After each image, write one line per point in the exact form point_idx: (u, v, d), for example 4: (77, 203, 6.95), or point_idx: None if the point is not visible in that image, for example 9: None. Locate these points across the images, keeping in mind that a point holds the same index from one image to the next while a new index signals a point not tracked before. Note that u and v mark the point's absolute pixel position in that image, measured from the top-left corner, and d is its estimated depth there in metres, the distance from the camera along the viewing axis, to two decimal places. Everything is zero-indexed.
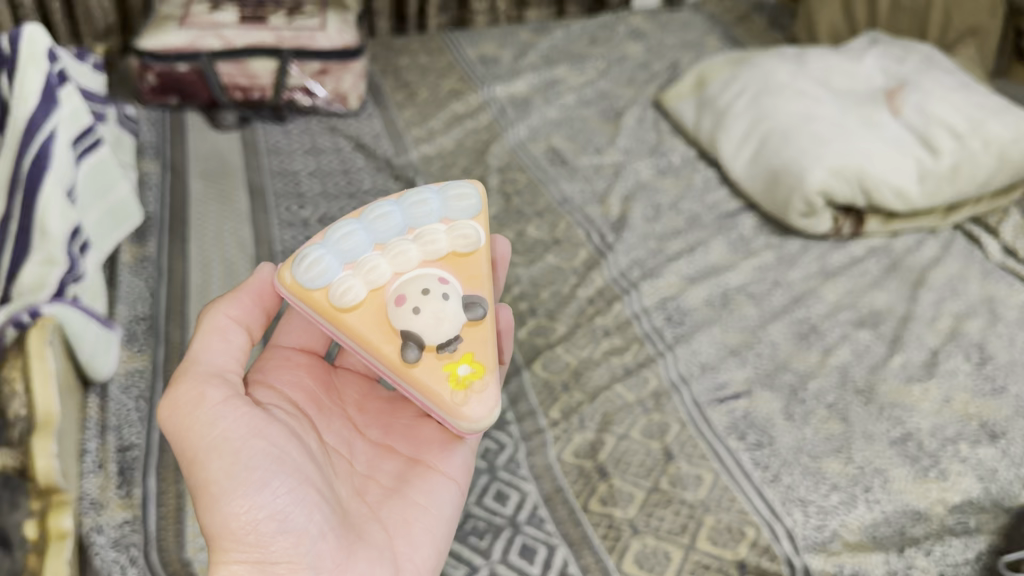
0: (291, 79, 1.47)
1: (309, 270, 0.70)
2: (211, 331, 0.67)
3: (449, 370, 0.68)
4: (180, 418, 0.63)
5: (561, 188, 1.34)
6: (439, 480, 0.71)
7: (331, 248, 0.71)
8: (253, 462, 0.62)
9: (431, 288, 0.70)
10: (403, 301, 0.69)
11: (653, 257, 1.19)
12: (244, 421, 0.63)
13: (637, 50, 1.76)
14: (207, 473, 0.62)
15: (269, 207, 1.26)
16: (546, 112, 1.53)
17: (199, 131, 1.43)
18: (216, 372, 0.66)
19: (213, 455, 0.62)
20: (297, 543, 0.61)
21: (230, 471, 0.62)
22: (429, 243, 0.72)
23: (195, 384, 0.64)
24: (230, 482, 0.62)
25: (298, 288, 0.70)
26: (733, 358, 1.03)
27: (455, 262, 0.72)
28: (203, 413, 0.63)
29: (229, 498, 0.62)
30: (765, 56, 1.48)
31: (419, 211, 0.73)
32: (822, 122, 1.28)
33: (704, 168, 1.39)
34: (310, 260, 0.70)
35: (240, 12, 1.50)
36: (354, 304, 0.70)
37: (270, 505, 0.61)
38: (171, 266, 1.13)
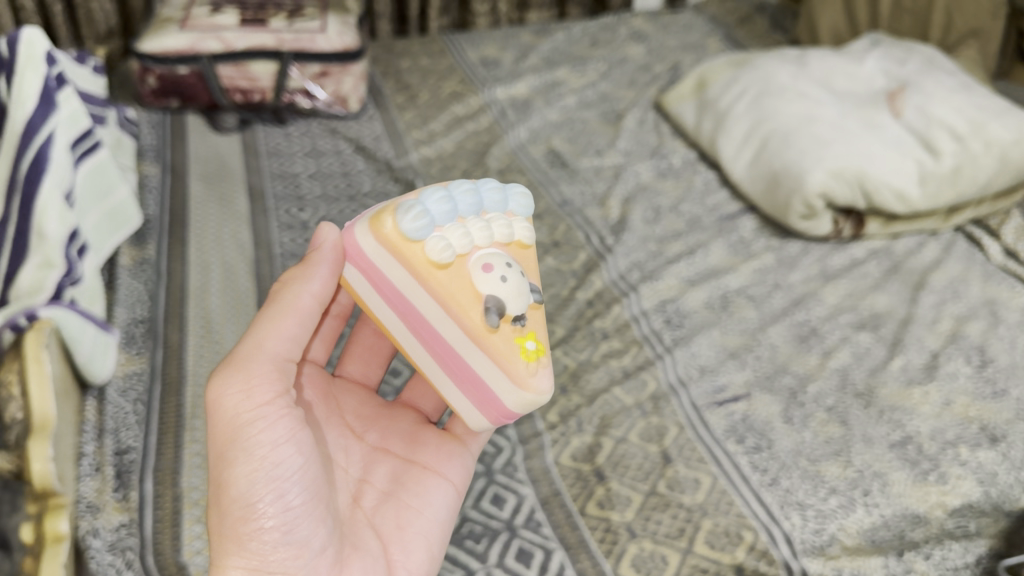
0: (291, 81, 1.48)
1: (411, 219, 0.65)
2: (286, 309, 0.65)
3: (520, 343, 0.65)
4: (223, 410, 0.62)
5: (561, 190, 1.33)
6: (436, 482, 0.72)
7: (429, 206, 0.66)
8: (279, 472, 0.62)
9: (512, 263, 0.67)
10: (492, 268, 0.65)
11: (653, 260, 1.19)
12: (282, 426, 0.62)
13: (639, 52, 1.76)
14: (229, 473, 0.62)
15: (269, 210, 1.26)
16: (546, 114, 1.53)
17: (199, 134, 1.43)
18: (276, 362, 0.64)
19: (242, 455, 0.61)
20: (296, 557, 0.63)
21: (253, 476, 0.61)
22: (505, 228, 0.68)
23: (246, 378, 0.62)
24: (252, 488, 0.62)
25: (399, 237, 0.65)
26: (732, 361, 1.03)
27: (520, 252, 0.69)
28: (243, 413, 0.61)
29: (246, 504, 0.62)
30: (766, 58, 1.47)
31: (500, 191, 0.70)
32: (823, 124, 1.28)
33: (705, 170, 1.38)
34: (415, 210, 0.65)
35: (240, 15, 1.50)
36: (446, 263, 0.64)
37: (281, 517, 0.62)
38: (170, 268, 1.13)
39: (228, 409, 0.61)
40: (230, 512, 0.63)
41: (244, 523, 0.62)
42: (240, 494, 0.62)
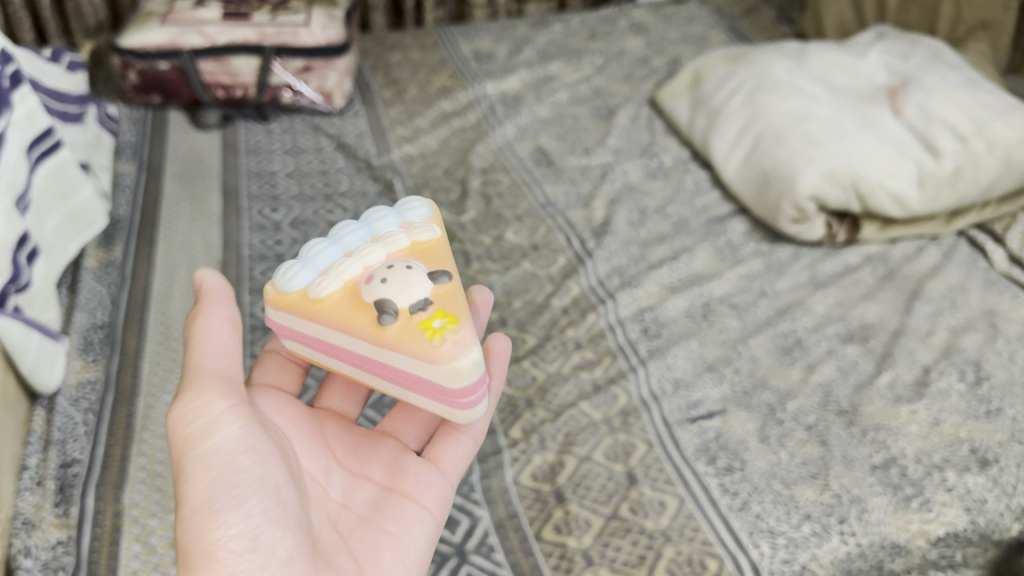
0: (274, 77, 1.44)
1: (287, 276, 0.71)
2: (202, 336, 0.69)
3: (424, 324, 0.67)
4: (184, 432, 0.65)
5: (545, 191, 1.29)
6: (411, 507, 0.72)
7: (310, 258, 0.72)
8: (237, 479, 0.63)
9: (395, 263, 0.70)
10: (372, 278, 0.69)
11: (634, 265, 1.14)
12: (241, 431, 0.65)
13: (637, 44, 1.70)
14: (192, 485, 0.63)
15: (242, 210, 1.23)
16: (536, 111, 1.48)
17: (180, 132, 1.41)
18: (218, 378, 0.68)
19: (200, 465, 0.63)
20: (262, 567, 0.61)
21: (213, 483, 0.63)
22: (368, 254, 0.72)
23: (197, 394, 0.65)
24: (209, 492, 0.62)
25: (279, 297, 0.71)
26: (710, 374, 0.98)
27: (420, 251, 0.73)
28: (226, 439, 0.64)
29: (204, 498, 0.62)
30: (764, 51, 1.41)
31: (379, 223, 0.75)
32: (818, 122, 1.22)
33: (697, 170, 1.33)
34: (287, 269, 0.71)
35: (224, 8, 1.46)
36: (327, 297, 0.69)
37: (242, 524, 0.62)
38: (136, 271, 1.11)
39: (189, 431, 0.64)
40: (189, 510, 0.63)
41: (201, 521, 0.62)
42: (201, 491, 0.62)
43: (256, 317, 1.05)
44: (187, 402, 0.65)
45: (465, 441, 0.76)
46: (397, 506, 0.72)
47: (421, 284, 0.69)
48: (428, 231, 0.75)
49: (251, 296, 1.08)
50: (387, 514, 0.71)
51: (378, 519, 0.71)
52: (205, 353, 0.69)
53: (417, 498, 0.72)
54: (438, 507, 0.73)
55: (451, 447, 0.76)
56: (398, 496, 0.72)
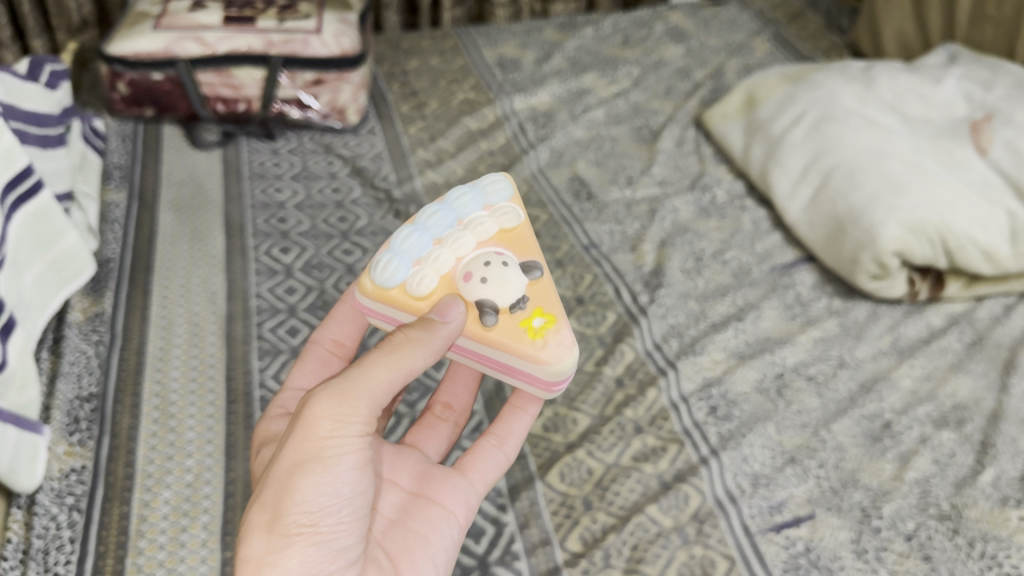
0: (281, 90, 1.29)
1: (385, 271, 0.72)
2: (393, 364, 0.62)
3: (524, 325, 0.71)
4: (325, 431, 0.59)
5: (586, 230, 1.15)
6: (439, 511, 0.70)
7: (399, 249, 0.74)
8: (345, 490, 0.60)
9: (490, 260, 0.73)
10: (470, 275, 0.72)
11: (694, 325, 1.01)
12: (361, 450, 0.61)
13: (677, 53, 1.55)
14: (303, 482, 0.58)
15: (249, 249, 1.09)
16: (571, 131, 1.34)
17: (176, 152, 1.26)
18: (376, 403, 0.62)
19: (321, 469, 0.59)
20: (327, 567, 0.59)
21: (326, 486, 0.59)
22: (457, 243, 0.74)
23: (348, 404, 0.60)
24: (320, 500, 0.59)
25: (380, 291, 0.72)
26: (792, 468, 0.85)
27: (507, 236, 0.76)
28: (351, 453, 0.60)
29: (309, 512, 0.58)
30: (827, 73, 1.27)
31: (462, 202, 0.77)
32: (899, 160, 1.09)
33: (754, 207, 1.20)
34: (383, 263, 0.72)
35: (225, 11, 1.30)
36: (430, 291, 0.71)
37: (332, 527, 0.59)
38: (128, 327, 0.97)
39: (323, 441, 0.59)
40: (284, 515, 0.58)
41: (297, 530, 0.58)
42: (310, 504, 0.58)
43: (267, 386, 0.91)
44: (337, 407, 0.59)
45: (525, 418, 0.77)
46: (426, 510, 0.70)
47: (518, 279, 0.72)
48: (511, 211, 0.77)
49: (261, 359, 0.94)
50: (415, 515, 0.69)
51: (408, 520, 0.69)
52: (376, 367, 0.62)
53: (448, 503, 0.71)
54: (465, 514, 0.72)
55: (512, 424, 0.77)
56: (425, 500, 0.70)
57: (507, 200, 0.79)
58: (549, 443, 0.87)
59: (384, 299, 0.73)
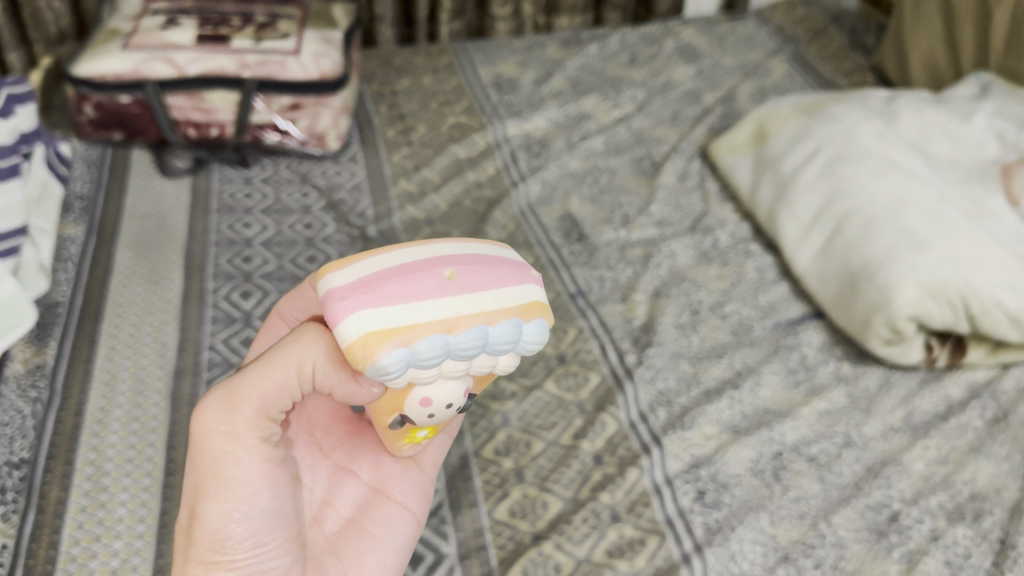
0: (256, 115, 1.21)
1: (380, 365, 0.57)
2: (275, 366, 0.60)
3: (410, 433, 0.68)
4: (212, 451, 0.59)
5: (574, 276, 1.06)
6: (395, 509, 0.71)
7: (410, 353, 0.57)
8: (251, 509, 0.59)
9: (452, 400, 0.64)
10: (427, 403, 0.63)
11: (685, 391, 0.92)
12: (262, 462, 0.60)
13: (686, 74, 1.45)
14: (204, 508, 0.59)
15: (207, 293, 1.01)
16: (566, 162, 1.25)
17: (144, 180, 1.19)
18: (265, 409, 0.60)
19: (221, 493, 0.59)
20: None
21: (226, 511, 0.59)
22: (452, 375, 0.61)
23: (232, 418, 0.59)
24: (226, 522, 0.59)
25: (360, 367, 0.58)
26: (784, 569, 0.76)
27: (482, 375, 0.66)
28: (249, 470, 0.59)
29: (219, 539, 0.59)
30: (845, 105, 1.16)
31: (504, 342, 0.60)
32: (921, 210, 0.98)
33: (759, 254, 1.10)
34: (382, 359, 0.57)
35: (199, 30, 1.22)
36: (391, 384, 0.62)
37: (246, 546, 0.60)
38: (69, 383, 0.90)
39: (219, 462, 0.59)
40: (198, 541, 0.59)
41: (212, 557, 0.59)
42: (216, 532, 0.59)
43: None
44: (220, 422, 0.59)
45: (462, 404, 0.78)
46: (380, 508, 0.70)
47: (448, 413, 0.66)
48: (514, 363, 0.64)
49: None
50: (371, 515, 0.69)
51: (363, 520, 0.69)
52: (261, 373, 0.60)
53: (401, 498, 0.71)
54: (419, 506, 0.72)
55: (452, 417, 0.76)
56: (381, 498, 0.71)
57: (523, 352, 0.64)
58: (514, 531, 0.78)
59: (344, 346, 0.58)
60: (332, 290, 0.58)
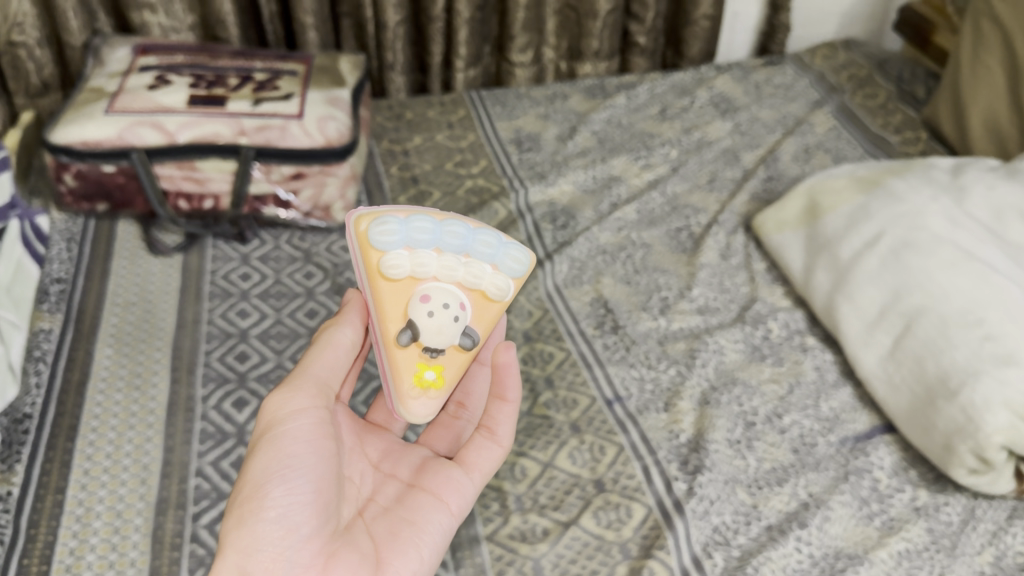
0: (254, 186, 1.09)
1: (380, 234, 0.69)
2: (330, 348, 0.68)
3: (420, 366, 0.69)
4: (268, 423, 0.64)
5: (610, 376, 0.94)
6: (430, 499, 0.68)
7: (408, 225, 0.70)
8: (289, 461, 0.62)
9: (449, 304, 0.69)
10: (426, 300, 0.68)
11: (744, 527, 0.80)
12: (311, 430, 0.64)
13: (723, 129, 1.33)
14: (254, 466, 0.62)
15: (196, 403, 0.90)
16: (596, 235, 1.13)
17: (130, 259, 1.07)
18: (321, 391, 0.66)
19: (269, 447, 0.63)
20: (282, 540, 0.60)
21: (271, 466, 0.62)
22: (447, 269, 0.69)
23: (292, 394, 0.65)
24: (268, 471, 0.62)
25: (363, 240, 0.69)
26: None
27: (483, 303, 0.70)
28: (296, 431, 0.63)
29: (259, 483, 0.61)
30: (907, 179, 1.04)
31: (484, 245, 0.70)
32: (1004, 313, 0.87)
33: (818, 350, 0.98)
34: (384, 226, 0.69)
35: (191, 90, 1.11)
36: (392, 278, 0.69)
37: (281, 498, 0.61)
38: (36, 518, 0.79)
39: (272, 422, 0.64)
40: (242, 492, 0.62)
41: (249, 503, 0.61)
42: (259, 473, 0.62)
43: None
44: (281, 397, 0.65)
45: (507, 409, 0.71)
46: (415, 499, 0.68)
47: (452, 337, 0.68)
48: (506, 287, 0.70)
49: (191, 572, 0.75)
50: (404, 505, 0.68)
51: (398, 509, 0.68)
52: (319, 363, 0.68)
53: (439, 491, 0.69)
54: (456, 500, 0.69)
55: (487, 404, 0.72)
56: (417, 491, 0.69)
57: (513, 278, 0.71)
58: None
59: (354, 243, 0.70)
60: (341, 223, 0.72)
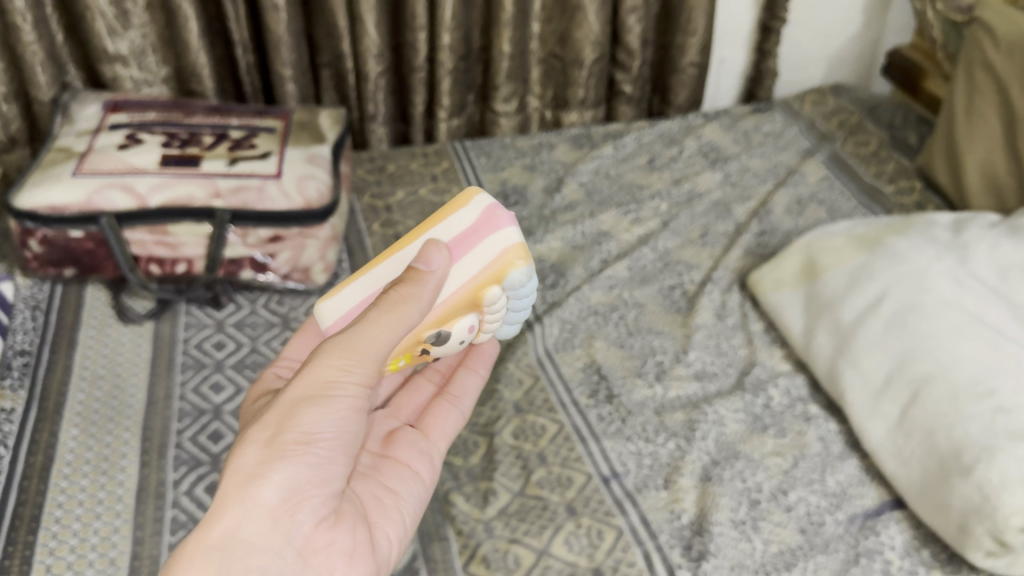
0: (230, 249, 1.04)
1: (519, 277, 0.67)
2: (401, 323, 0.61)
3: (405, 353, 0.68)
4: (323, 377, 0.59)
5: (606, 451, 0.90)
6: (407, 472, 0.71)
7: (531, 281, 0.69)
8: (336, 421, 0.59)
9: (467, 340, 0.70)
10: (471, 330, 0.69)
11: None
12: (360, 392, 0.61)
13: (714, 180, 1.30)
14: (298, 412, 0.58)
15: (168, 488, 0.85)
16: (587, 295, 1.09)
17: (98, 329, 1.02)
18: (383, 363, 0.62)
19: (325, 401, 0.59)
20: (309, 490, 0.58)
21: (319, 418, 0.58)
22: (498, 322, 0.71)
23: (357, 352, 0.60)
24: (315, 423, 0.58)
25: (501, 268, 0.66)
26: None
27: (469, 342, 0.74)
28: (353, 391, 0.60)
29: (305, 433, 0.58)
30: (907, 238, 1.01)
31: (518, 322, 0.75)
32: (1018, 382, 0.83)
33: (820, 419, 0.94)
34: (526, 274, 0.67)
35: (164, 149, 1.07)
36: (478, 300, 0.67)
37: (319, 447, 0.58)
38: None
39: (331, 383, 0.59)
40: (281, 435, 0.58)
41: (289, 448, 0.57)
42: (305, 424, 0.58)
43: None
44: (344, 353, 0.60)
45: (476, 379, 0.81)
46: (393, 468, 0.71)
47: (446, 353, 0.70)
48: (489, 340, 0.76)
49: None
50: (386, 472, 0.70)
51: (378, 475, 0.69)
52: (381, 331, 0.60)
53: (411, 462, 0.72)
54: (428, 473, 0.73)
55: (465, 384, 0.80)
56: (393, 461, 0.71)
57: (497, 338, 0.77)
58: None
59: (493, 249, 0.66)
60: (486, 196, 0.68)
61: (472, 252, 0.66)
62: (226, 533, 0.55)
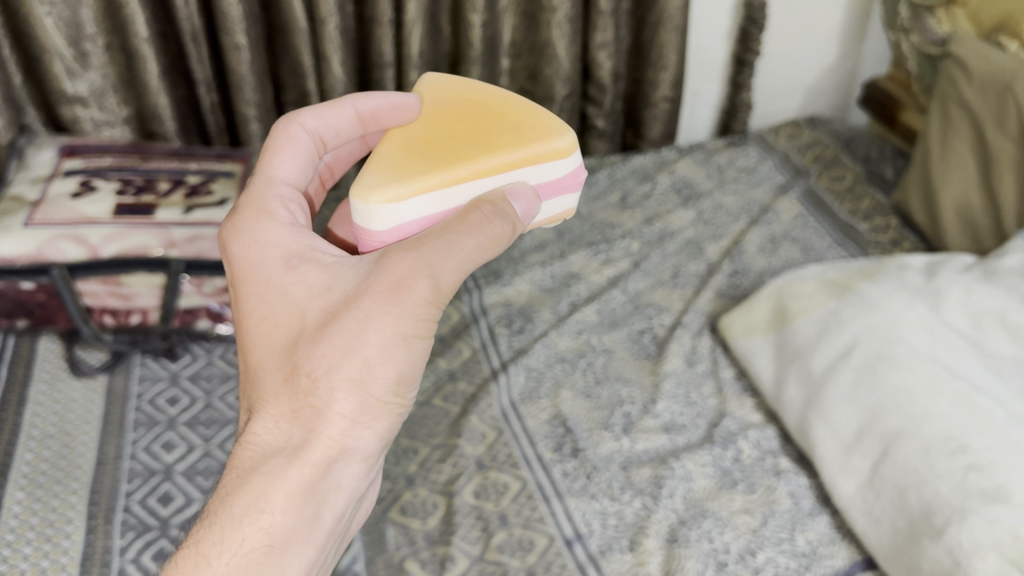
0: (184, 299, 1.02)
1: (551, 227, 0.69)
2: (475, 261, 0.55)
3: None
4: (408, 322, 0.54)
5: (569, 510, 0.87)
6: None
7: None
8: (412, 361, 0.56)
9: None
10: None
11: None
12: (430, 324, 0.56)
13: (686, 218, 1.28)
14: (386, 361, 0.54)
15: (113, 556, 0.81)
16: (554, 341, 1.07)
17: (49, 384, 0.98)
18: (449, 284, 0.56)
19: (410, 348, 0.55)
20: (384, 432, 0.57)
21: (402, 366, 0.55)
22: None
23: (442, 294, 0.54)
24: (400, 371, 0.55)
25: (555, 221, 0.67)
26: None
27: None
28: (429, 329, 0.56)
29: (392, 386, 0.55)
30: (878, 283, 0.98)
31: None
32: (991, 438, 0.80)
33: (790, 472, 0.91)
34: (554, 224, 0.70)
35: (118, 198, 1.05)
36: None
37: (400, 394, 0.56)
38: None
39: (417, 330, 0.55)
40: (367, 386, 0.54)
41: (378, 405, 0.55)
42: (394, 379, 0.55)
43: None
44: (426, 294, 0.53)
45: None
46: None
47: None
48: None
49: None
50: None
51: None
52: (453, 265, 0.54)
53: None
54: None
55: None
56: None
57: None
58: None
59: (559, 207, 0.66)
60: (579, 153, 0.64)
61: (548, 203, 0.65)
62: (320, 477, 0.55)
